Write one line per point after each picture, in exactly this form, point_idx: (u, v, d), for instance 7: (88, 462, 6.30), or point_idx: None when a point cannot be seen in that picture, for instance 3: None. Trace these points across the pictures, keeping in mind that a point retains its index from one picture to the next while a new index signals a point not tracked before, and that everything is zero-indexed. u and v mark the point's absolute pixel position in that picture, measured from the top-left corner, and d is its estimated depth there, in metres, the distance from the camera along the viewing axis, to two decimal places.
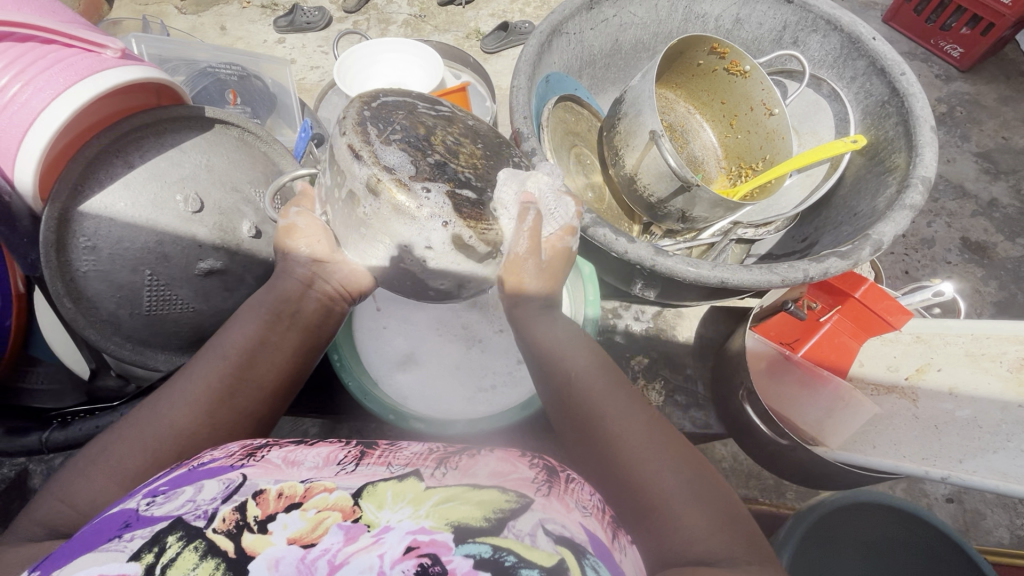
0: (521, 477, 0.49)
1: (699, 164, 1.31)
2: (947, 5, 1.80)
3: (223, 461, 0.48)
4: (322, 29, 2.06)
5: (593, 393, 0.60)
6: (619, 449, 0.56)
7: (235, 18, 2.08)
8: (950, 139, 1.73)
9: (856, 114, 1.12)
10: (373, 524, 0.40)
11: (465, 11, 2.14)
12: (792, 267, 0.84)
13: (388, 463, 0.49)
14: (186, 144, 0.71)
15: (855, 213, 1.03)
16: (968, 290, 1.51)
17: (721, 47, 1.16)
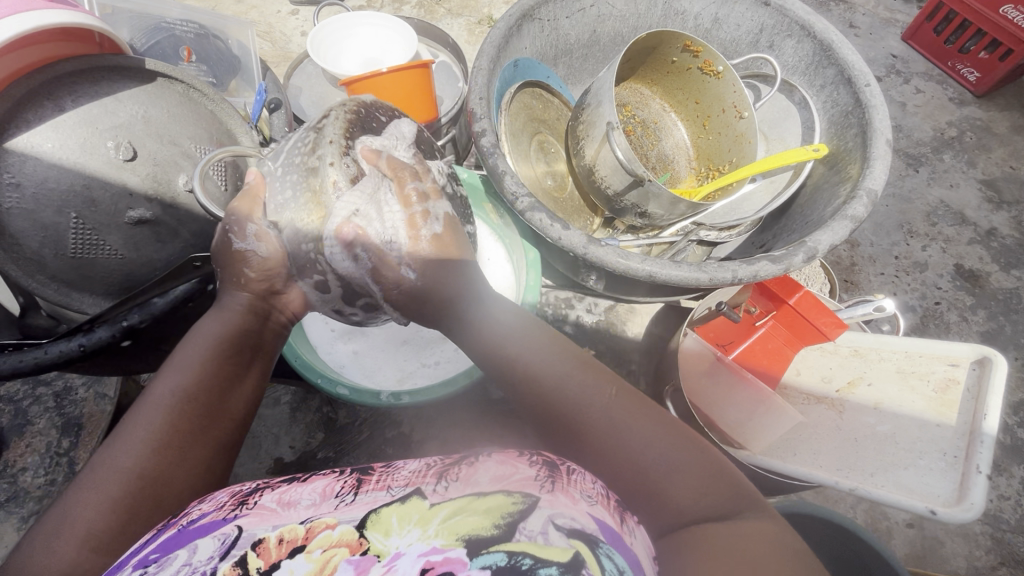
0: (523, 476, 0.53)
1: (668, 162, 1.31)
2: (966, 27, 1.76)
3: (213, 515, 0.50)
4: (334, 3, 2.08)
5: (563, 393, 0.59)
6: (601, 437, 0.57)
7: None
8: (956, 164, 1.70)
9: (822, 123, 1.11)
10: (383, 553, 0.43)
11: None
12: (722, 266, 0.83)
13: (387, 487, 0.53)
14: (123, 94, 0.72)
15: (807, 221, 1.03)
16: (954, 317, 1.51)
17: (693, 45, 1.15)
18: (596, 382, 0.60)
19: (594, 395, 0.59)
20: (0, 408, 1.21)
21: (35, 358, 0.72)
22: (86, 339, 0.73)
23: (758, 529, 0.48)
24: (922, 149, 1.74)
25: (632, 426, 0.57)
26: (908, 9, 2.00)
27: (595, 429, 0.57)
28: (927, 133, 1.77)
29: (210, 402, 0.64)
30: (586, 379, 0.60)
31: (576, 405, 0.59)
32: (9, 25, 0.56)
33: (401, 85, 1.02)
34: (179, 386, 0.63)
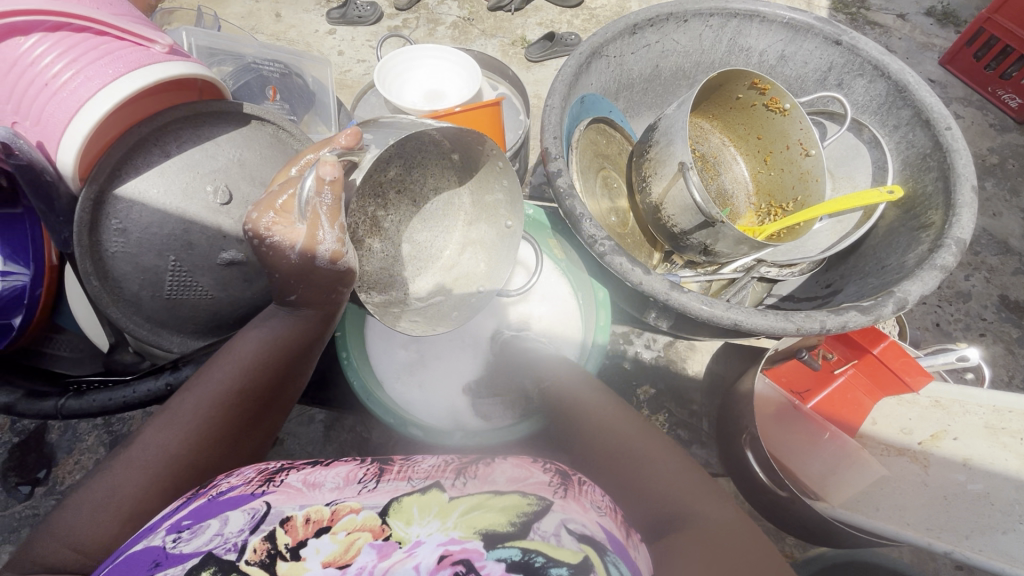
0: (538, 481, 0.55)
1: (728, 197, 1.29)
2: (1009, 53, 1.74)
3: (241, 489, 0.50)
4: (373, 24, 2.17)
5: (624, 437, 0.69)
6: (619, 459, 0.67)
7: (290, 7, 2.23)
8: (999, 192, 1.67)
9: (895, 164, 1.09)
10: (405, 540, 0.43)
11: (513, 17, 2.20)
12: (809, 316, 0.82)
13: (408, 478, 0.54)
14: (222, 138, 0.73)
15: (884, 266, 1.01)
16: (1001, 350, 1.44)
17: (761, 83, 1.14)
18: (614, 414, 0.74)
19: (661, 456, 0.65)
20: (51, 426, 1.22)
21: (126, 397, 0.75)
22: (173, 377, 0.74)
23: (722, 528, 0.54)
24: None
25: (639, 445, 0.67)
26: (945, 34, 1.98)
27: (609, 445, 0.69)
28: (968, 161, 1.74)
29: (266, 397, 0.66)
30: (607, 411, 0.75)
31: (637, 452, 0.66)
32: (134, 79, 0.58)
33: (472, 124, 1.02)
34: (242, 384, 0.63)
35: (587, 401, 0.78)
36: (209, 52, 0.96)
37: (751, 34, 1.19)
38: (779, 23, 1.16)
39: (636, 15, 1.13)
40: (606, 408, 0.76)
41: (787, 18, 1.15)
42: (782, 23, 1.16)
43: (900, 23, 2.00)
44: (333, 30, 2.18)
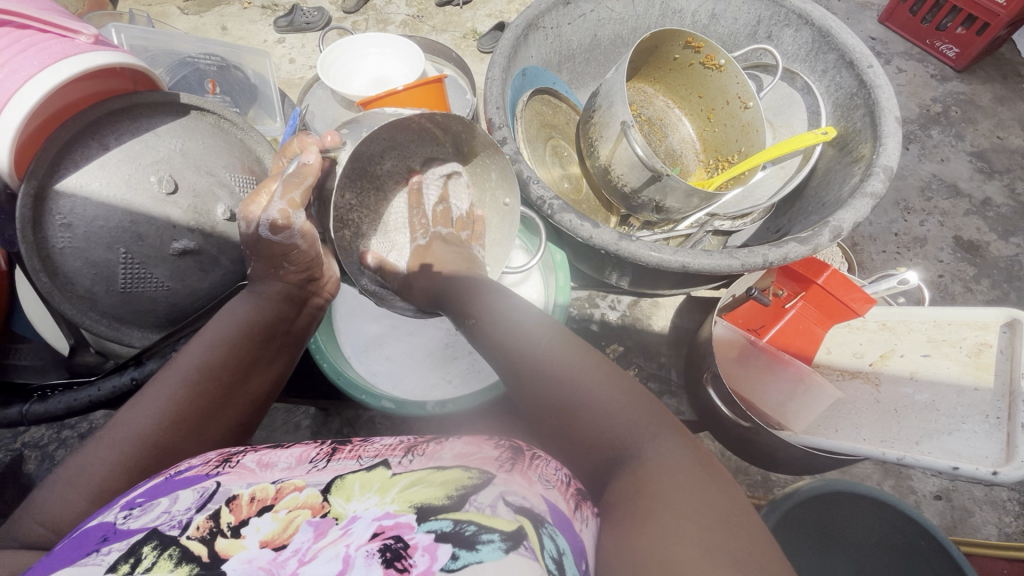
0: (485, 456, 0.54)
1: (677, 157, 1.34)
2: (942, 5, 1.81)
3: (198, 470, 0.52)
4: (322, 29, 2.18)
5: (519, 334, 0.68)
6: (551, 383, 0.62)
7: (235, 19, 2.23)
8: (945, 138, 1.74)
9: (827, 107, 1.14)
10: (341, 516, 0.44)
11: (463, 11, 2.23)
12: (752, 252, 0.85)
13: (358, 456, 0.55)
14: (161, 128, 0.74)
15: (824, 202, 1.05)
16: (959, 288, 1.52)
17: (695, 41, 1.18)
18: (537, 332, 0.68)
19: (536, 340, 0.67)
20: (27, 456, 1.20)
21: (92, 396, 0.75)
22: (138, 372, 0.76)
23: (668, 459, 0.52)
24: (909, 126, 1.79)
25: (571, 364, 0.62)
26: None
27: (538, 365, 0.64)
28: (912, 110, 1.81)
29: (228, 382, 0.67)
30: (534, 330, 0.69)
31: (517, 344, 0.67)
32: (59, 69, 0.58)
33: (417, 105, 1.04)
34: (207, 362, 0.66)
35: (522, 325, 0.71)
36: (143, 50, 0.96)
37: None
38: None
39: None
40: (533, 329, 0.69)
41: None
42: None
43: None
44: (282, 39, 2.18)
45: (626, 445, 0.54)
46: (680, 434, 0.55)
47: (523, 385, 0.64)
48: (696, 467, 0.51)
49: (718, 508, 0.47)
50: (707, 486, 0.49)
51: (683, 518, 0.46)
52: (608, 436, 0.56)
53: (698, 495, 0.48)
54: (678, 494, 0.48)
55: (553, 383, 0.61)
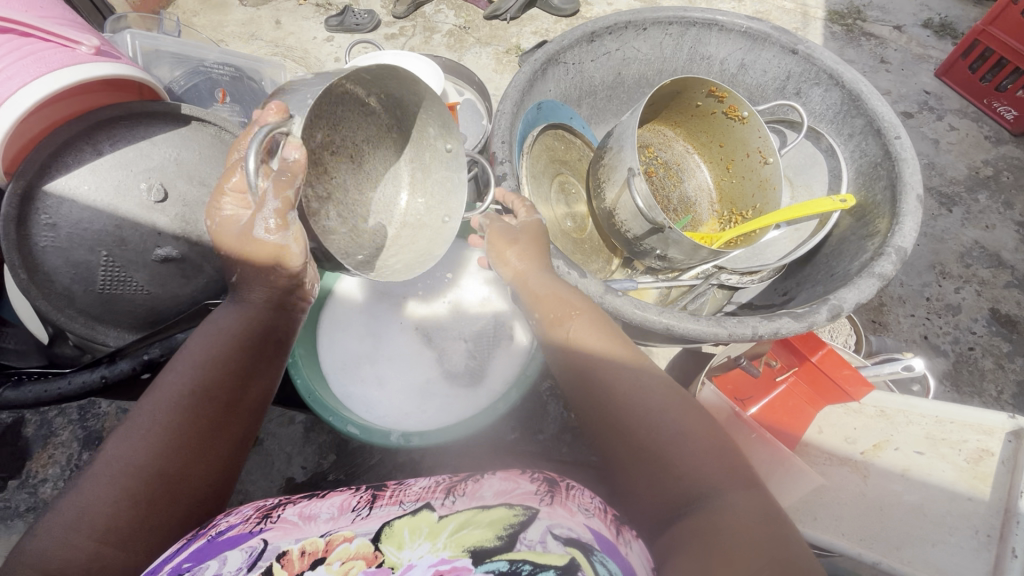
0: (524, 491, 0.57)
1: (690, 204, 1.31)
2: (1004, 66, 1.73)
3: (240, 528, 0.54)
4: (366, 28, 2.34)
5: (595, 339, 0.68)
6: (621, 407, 0.61)
7: (290, 15, 2.49)
8: (992, 205, 1.65)
9: (849, 174, 1.08)
10: (396, 565, 0.47)
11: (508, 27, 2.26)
12: (742, 322, 0.81)
13: (400, 501, 0.58)
14: (157, 138, 0.75)
15: (833, 273, 1.00)
16: (990, 365, 1.42)
17: (719, 91, 1.15)
18: (615, 349, 0.67)
19: (605, 352, 0.67)
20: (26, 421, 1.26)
21: (61, 389, 0.76)
22: (108, 372, 0.75)
23: (743, 513, 0.51)
24: (954, 189, 1.69)
25: (646, 396, 0.61)
26: (941, 45, 1.99)
27: (610, 386, 0.63)
28: (961, 172, 1.72)
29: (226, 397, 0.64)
30: (598, 341, 0.68)
31: (586, 354, 0.68)
32: (52, 78, 0.59)
33: None
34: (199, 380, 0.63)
35: (589, 337, 0.69)
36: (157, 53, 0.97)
37: (711, 43, 1.20)
38: (737, 32, 1.16)
39: (594, 23, 1.14)
40: (606, 341, 0.68)
41: (745, 27, 1.15)
42: (740, 32, 1.16)
43: (896, 35, 2.00)
44: (331, 37, 2.45)
45: (701, 481, 0.55)
46: (756, 489, 0.54)
47: (594, 397, 0.64)
48: (771, 511, 0.52)
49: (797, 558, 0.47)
50: (782, 532, 0.50)
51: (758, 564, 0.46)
52: (683, 473, 0.55)
53: (767, 551, 0.47)
54: (755, 536, 0.49)
55: (630, 408, 0.61)
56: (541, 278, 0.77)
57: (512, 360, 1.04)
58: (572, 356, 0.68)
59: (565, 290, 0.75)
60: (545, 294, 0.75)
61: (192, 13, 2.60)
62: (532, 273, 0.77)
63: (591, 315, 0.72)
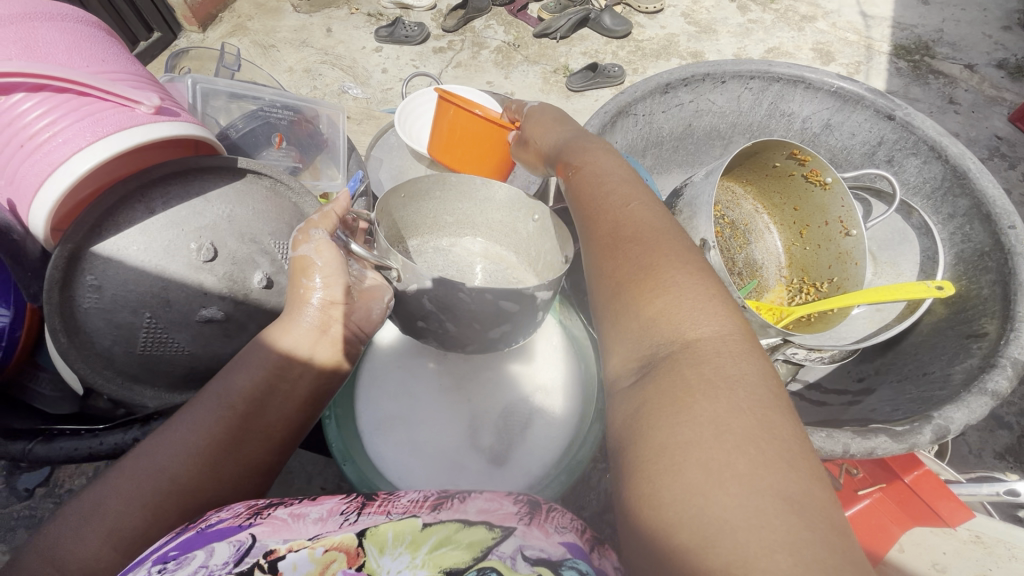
0: (506, 512, 0.55)
1: (756, 268, 1.22)
2: None
3: (229, 522, 0.51)
4: (418, 43, 2.50)
5: (636, 208, 0.63)
6: (668, 330, 0.50)
7: (342, 24, 2.59)
8: None
9: (947, 257, 0.98)
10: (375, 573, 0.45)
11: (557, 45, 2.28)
12: (831, 437, 0.72)
13: (387, 512, 0.54)
14: (212, 194, 0.71)
15: (926, 374, 0.90)
16: None
17: (802, 155, 1.05)
18: (689, 276, 0.54)
19: (676, 269, 0.54)
20: None
21: (93, 449, 0.73)
22: (141, 433, 0.72)
23: (760, 504, 0.39)
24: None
25: (727, 349, 0.48)
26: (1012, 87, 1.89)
27: (664, 305, 0.52)
28: None
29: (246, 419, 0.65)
30: (670, 259, 0.55)
31: (643, 258, 0.56)
32: (109, 142, 0.57)
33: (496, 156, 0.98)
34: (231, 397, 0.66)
35: (659, 250, 0.57)
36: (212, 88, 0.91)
37: (794, 100, 1.11)
38: (826, 91, 1.07)
39: (670, 74, 1.07)
40: (679, 264, 0.55)
41: (835, 87, 1.06)
42: (829, 91, 1.07)
43: None
44: (380, 47, 2.50)
45: (698, 342, 0.49)
46: (805, 495, 0.40)
47: (611, 241, 0.60)
48: (770, 403, 0.45)
49: (791, 484, 0.40)
50: (782, 437, 0.42)
51: (728, 473, 0.40)
52: (672, 324, 0.50)
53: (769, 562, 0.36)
54: (735, 430, 0.42)
55: (644, 251, 0.57)
56: (621, 178, 0.68)
57: (559, 434, 0.97)
58: (602, 216, 0.63)
59: (647, 203, 0.64)
60: (606, 189, 0.67)
61: (247, 17, 2.63)
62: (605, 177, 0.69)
63: (668, 233, 0.60)
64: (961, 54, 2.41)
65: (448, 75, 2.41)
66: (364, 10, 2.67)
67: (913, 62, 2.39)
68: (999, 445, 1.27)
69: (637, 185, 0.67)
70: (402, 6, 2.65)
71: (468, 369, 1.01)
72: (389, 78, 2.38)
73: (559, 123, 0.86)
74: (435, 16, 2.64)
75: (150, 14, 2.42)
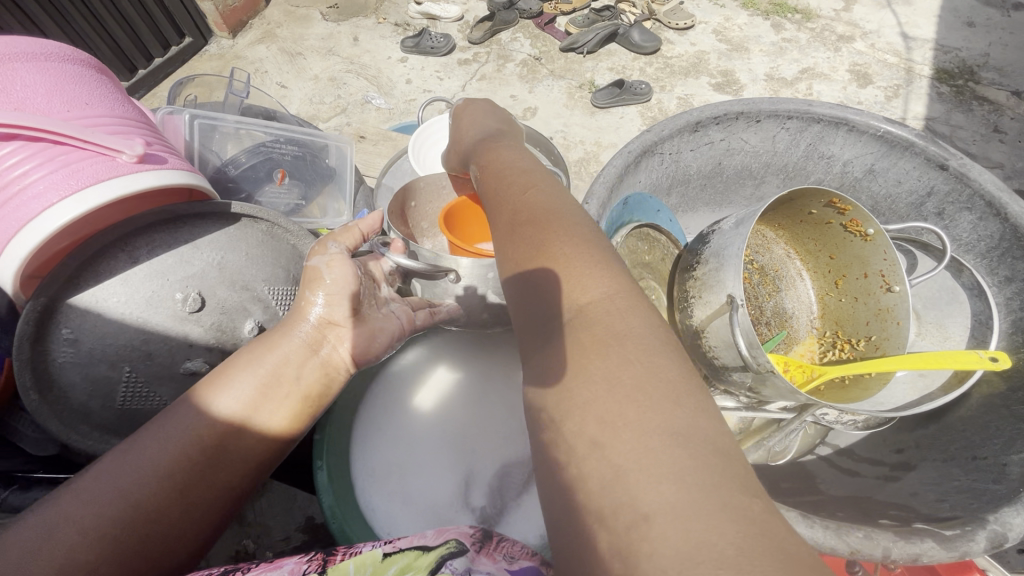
0: (460, 532, 0.63)
1: (786, 318, 1.13)
2: None
3: None
4: (443, 54, 2.47)
5: (535, 194, 0.63)
6: (581, 317, 0.50)
7: (368, 33, 2.58)
8: None
9: (1002, 323, 0.90)
10: None
11: (585, 60, 2.44)
12: (870, 537, 0.64)
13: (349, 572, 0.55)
14: (202, 240, 0.68)
15: (978, 455, 0.83)
16: None
17: (841, 204, 0.96)
18: (572, 242, 0.56)
19: (556, 240, 0.56)
20: None
21: None
22: None
23: (686, 471, 0.39)
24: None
25: (628, 315, 0.49)
26: None
27: (561, 280, 0.53)
28: None
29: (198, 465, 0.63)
30: (557, 228, 0.57)
31: (538, 235, 0.58)
32: (81, 198, 0.58)
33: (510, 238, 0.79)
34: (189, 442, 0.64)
35: (549, 220, 0.58)
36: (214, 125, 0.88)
37: (835, 142, 1.03)
38: (871, 135, 0.99)
39: (701, 112, 0.99)
40: (566, 234, 0.57)
41: (881, 131, 0.98)
42: (874, 135, 0.99)
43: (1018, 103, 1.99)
44: (405, 58, 2.47)
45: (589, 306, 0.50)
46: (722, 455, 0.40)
47: (518, 245, 0.58)
48: (679, 375, 0.45)
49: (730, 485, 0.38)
50: (702, 413, 0.42)
51: (673, 475, 0.38)
52: (546, 276, 0.54)
53: (711, 530, 0.35)
54: (624, 381, 0.44)
55: (560, 220, 0.58)
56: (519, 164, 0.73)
57: None
58: (511, 212, 0.62)
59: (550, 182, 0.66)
60: (516, 178, 0.68)
61: (276, 25, 2.64)
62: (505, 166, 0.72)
63: (557, 205, 0.61)
64: (1007, 80, 2.28)
65: (472, 87, 2.36)
66: (392, 20, 2.65)
67: (956, 87, 2.27)
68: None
69: (547, 176, 0.68)
70: (430, 16, 2.63)
71: (465, 409, 0.97)
72: (413, 89, 2.34)
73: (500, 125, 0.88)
74: (461, 27, 2.62)
75: (182, 19, 2.42)
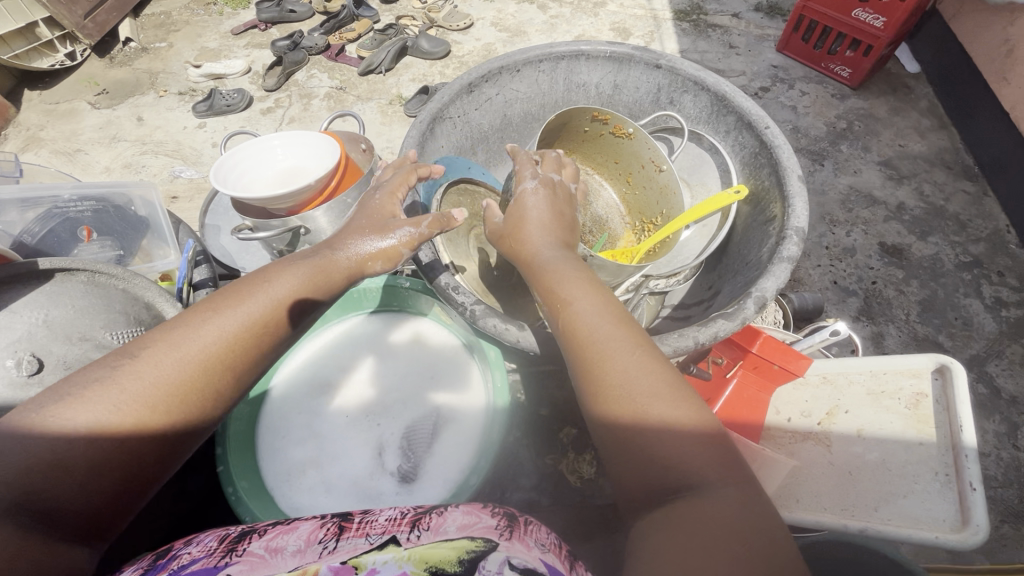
0: (485, 525, 0.55)
1: (603, 222, 1.33)
2: (829, 33, 2.22)
3: (205, 562, 0.49)
4: (241, 109, 2.42)
5: (581, 315, 0.67)
6: (605, 375, 0.61)
7: (152, 109, 2.44)
8: (854, 152, 2.00)
9: (736, 165, 1.17)
10: (360, 568, 0.48)
11: (386, 77, 2.58)
12: (681, 335, 0.84)
13: (365, 534, 0.54)
14: (23, 304, 0.83)
15: (747, 262, 1.06)
16: (893, 293, 1.62)
17: (601, 115, 1.20)
18: (591, 307, 0.68)
19: (589, 313, 0.67)
20: None
21: None
22: None
23: (717, 507, 0.51)
24: (823, 144, 2.05)
25: (639, 365, 0.61)
26: (773, 23, 2.72)
27: (592, 349, 0.63)
28: (823, 129, 2.10)
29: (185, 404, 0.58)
30: (584, 298, 0.69)
31: (569, 311, 0.68)
32: None
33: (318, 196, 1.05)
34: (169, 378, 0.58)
35: (567, 299, 0.70)
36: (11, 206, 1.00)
37: (582, 71, 1.26)
38: (603, 58, 1.23)
39: (469, 75, 1.16)
40: (587, 300, 0.68)
41: (609, 53, 1.22)
42: (606, 58, 1.23)
43: (735, 22, 2.72)
44: (203, 123, 2.39)
45: (626, 383, 0.59)
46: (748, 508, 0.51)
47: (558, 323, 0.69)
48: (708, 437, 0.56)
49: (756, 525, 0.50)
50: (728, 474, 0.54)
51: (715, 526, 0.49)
52: (587, 344, 0.64)
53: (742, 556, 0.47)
54: (677, 443, 0.55)
55: (550, 280, 0.73)
56: (547, 239, 0.80)
57: (467, 436, 0.98)
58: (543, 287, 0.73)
59: (556, 258, 0.76)
60: (541, 264, 0.76)
61: (38, 128, 2.39)
62: (534, 240, 0.80)
63: (575, 277, 0.73)
64: (726, 7, 2.81)
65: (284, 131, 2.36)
66: (174, 89, 2.54)
67: (693, 22, 2.75)
68: (852, 309, 1.58)
69: (559, 251, 0.78)
70: (215, 76, 2.56)
71: (384, 401, 1.01)
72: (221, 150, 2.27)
73: (555, 204, 0.85)
74: (253, 78, 2.59)
75: None
